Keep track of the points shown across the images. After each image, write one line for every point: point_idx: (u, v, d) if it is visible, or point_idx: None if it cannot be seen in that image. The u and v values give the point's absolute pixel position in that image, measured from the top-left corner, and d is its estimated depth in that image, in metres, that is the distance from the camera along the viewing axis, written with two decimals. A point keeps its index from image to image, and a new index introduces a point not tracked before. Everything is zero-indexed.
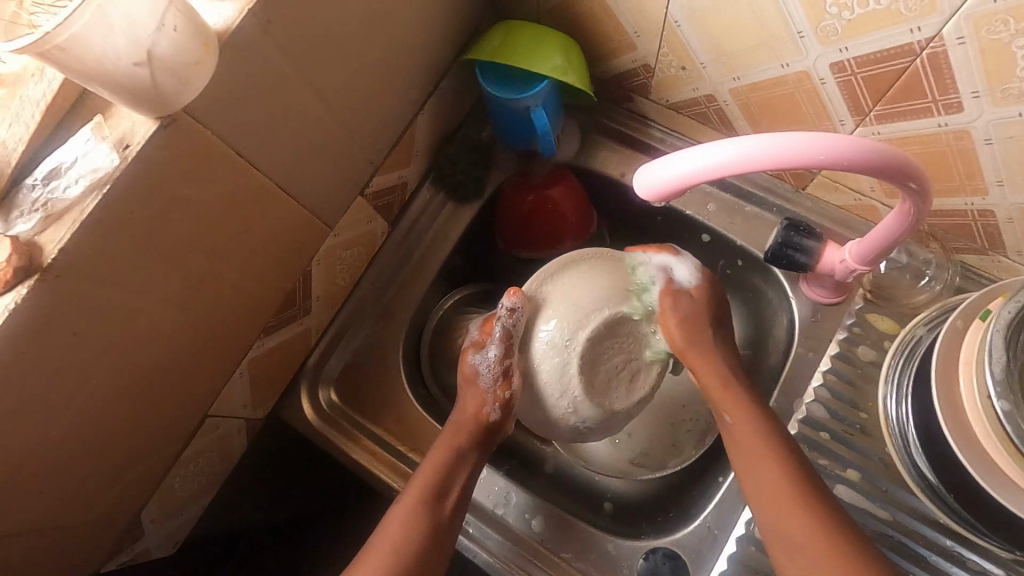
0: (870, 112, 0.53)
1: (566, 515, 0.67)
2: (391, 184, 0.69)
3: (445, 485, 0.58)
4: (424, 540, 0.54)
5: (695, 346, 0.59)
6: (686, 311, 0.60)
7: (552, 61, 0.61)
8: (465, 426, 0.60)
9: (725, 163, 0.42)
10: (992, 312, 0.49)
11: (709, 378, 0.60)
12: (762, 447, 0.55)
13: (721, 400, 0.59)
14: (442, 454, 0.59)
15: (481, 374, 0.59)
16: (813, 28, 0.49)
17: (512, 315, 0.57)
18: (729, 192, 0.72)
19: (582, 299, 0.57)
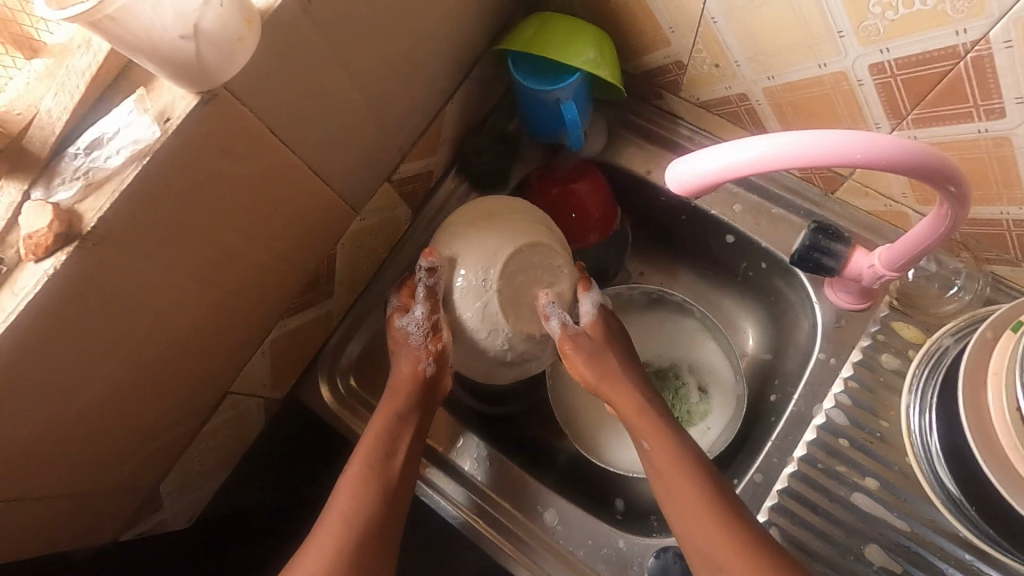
0: (907, 116, 0.52)
1: (515, 470, 0.68)
2: (417, 171, 0.69)
3: (394, 449, 0.62)
4: (376, 503, 0.60)
5: (600, 380, 0.67)
6: (588, 352, 0.67)
7: (585, 55, 0.61)
8: (405, 385, 0.65)
9: (760, 160, 0.42)
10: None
11: (620, 403, 0.66)
12: (675, 469, 0.60)
13: (639, 426, 0.64)
14: (386, 421, 0.63)
15: (410, 333, 0.66)
16: (855, 27, 0.48)
17: (431, 273, 0.63)
18: (755, 193, 0.71)
19: (498, 243, 0.62)
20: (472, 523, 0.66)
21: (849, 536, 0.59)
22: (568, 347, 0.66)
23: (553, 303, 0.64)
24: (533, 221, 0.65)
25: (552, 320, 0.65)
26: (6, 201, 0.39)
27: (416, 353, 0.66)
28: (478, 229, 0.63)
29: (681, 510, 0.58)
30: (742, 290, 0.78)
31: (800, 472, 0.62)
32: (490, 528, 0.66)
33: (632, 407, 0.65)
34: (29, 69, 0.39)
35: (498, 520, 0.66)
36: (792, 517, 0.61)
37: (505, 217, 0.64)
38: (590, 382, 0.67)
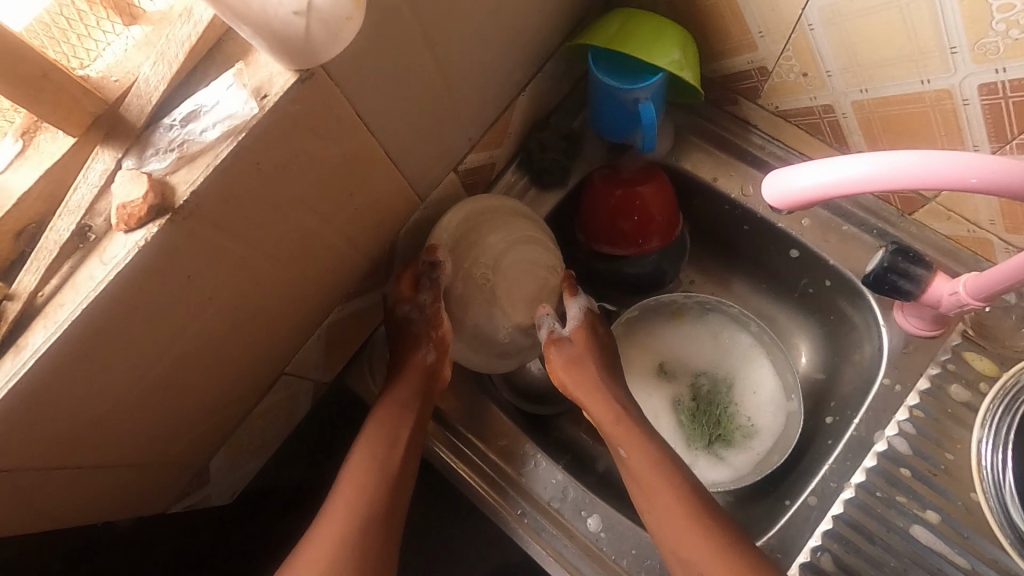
0: (1012, 140, 0.50)
1: (520, 441, 0.68)
2: (482, 163, 0.68)
3: (393, 440, 0.63)
4: (377, 493, 0.61)
5: (579, 385, 0.67)
6: (567, 360, 0.68)
7: (670, 55, 0.59)
8: (406, 373, 0.65)
9: (864, 177, 0.41)
10: None
11: (597, 409, 0.66)
12: (652, 476, 0.61)
13: (617, 434, 0.65)
14: (390, 412, 0.64)
15: (411, 320, 0.67)
16: (972, 43, 0.46)
17: (431, 265, 0.64)
18: (827, 208, 0.68)
19: (497, 245, 0.64)
20: (475, 487, 0.66)
21: (908, 569, 0.57)
22: (552, 356, 0.68)
23: (548, 314, 0.68)
24: (527, 221, 0.66)
25: (544, 327, 0.68)
26: (99, 169, 0.38)
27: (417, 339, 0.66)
28: (480, 233, 0.64)
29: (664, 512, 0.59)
30: (799, 307, 0.76)
31: (857, 499, 0.60)
32: (495, 494, 0.66)
33: (603, 408, 0.66)
34: (127, 36, 0.38)
35: (521, 505, 0.65)
36: (846, 544, 0.59)
37: (501, 218, 0.65)
38: (568, 386, 0.68)
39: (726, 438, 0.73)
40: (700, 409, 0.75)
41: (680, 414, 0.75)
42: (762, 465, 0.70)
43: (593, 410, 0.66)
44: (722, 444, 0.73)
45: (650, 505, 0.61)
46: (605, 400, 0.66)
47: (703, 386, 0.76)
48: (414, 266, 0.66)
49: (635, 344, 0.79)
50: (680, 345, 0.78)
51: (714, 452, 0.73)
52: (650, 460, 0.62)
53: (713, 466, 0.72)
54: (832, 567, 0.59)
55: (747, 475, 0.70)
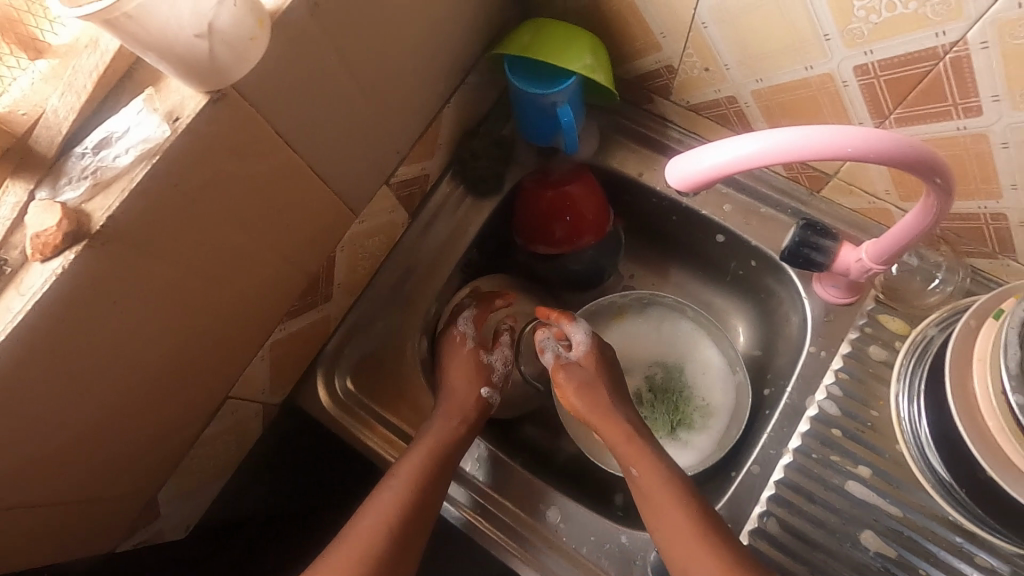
0: (890, 115, 0.54)
1: (516, 470, 0.69)
2: (414, 175, 0.71)
3: (418, 477, 0.64)
4: (387, 544, 0.61)
5: (590, 407, 0.70)
6: (575, 378, 0.72)
7: (583, 59, 0.62)
8: (450, 401, 0.70)
9: (759, 154, 0.43)
10: (993, 346, 0.50)
11: (608, 431, 0.68)
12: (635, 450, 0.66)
13: (628, 453, 0.66)
14: (417, 461, 0.64)
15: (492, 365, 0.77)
16: (841, 30, 0.50)
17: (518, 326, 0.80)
18: (744, 193, 0.73)
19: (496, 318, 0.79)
20: (472, 522, 0.67)
21: (845, 523, 0.61)
22: (559, 376, 0.73)
23: (549, 337, 0.76)
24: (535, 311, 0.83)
25: (549, 351, 0.75)
26: (11, 201, 0.38)
27: (468, 367, 0.74)
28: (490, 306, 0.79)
29: (665, 530, 0.60)
30: (732, 289, 0.80)
31: (797, 463, 0.64)
32: (487, 523, 0.67)
33: (613, 429, 0.68)
34: (33, 70, 0.38)
35: (507, 523, 0.66)
36: (789, 507, 0.63)
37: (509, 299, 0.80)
38: (580, 409, 0.71)
39: (685, 422, 0.76)
40: (655, 398, 0.78)
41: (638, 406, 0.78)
42: (723, 441, 0.73)
43: (601, 432, 0.69)
44: (682, 426, 0.75)
45: (663, 499, 0.62)
46: (608, 419, 0.69)
47: (656, 376, 0.79)
48: (490, 304, 0.77)
49: None
50: (629, 342, 0.81)
51: (676, 437, 0.75)
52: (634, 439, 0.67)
53: (678, 451, 0.74)
54: (778, 529, 0.62)
55: (713, 454, 0.72)
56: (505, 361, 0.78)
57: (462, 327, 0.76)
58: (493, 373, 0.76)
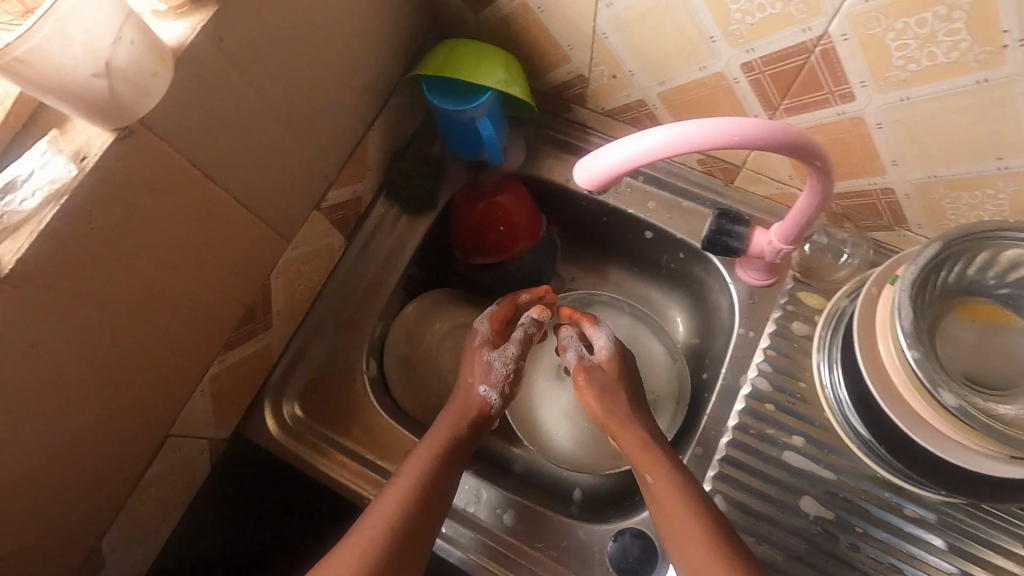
0: (779, 106, 0.58)
1: (528, 508, 0.69)
2: (346, 198, 0.72)
3: (421, 472, 0.62)
4: (388, 543, 0.58)
5: (608, 415, 0.69)
6: (595, 382, 0.70)
7: (495, 75, 0.65)
8: (460, 399, 0.69)
9: (656, 148, 0.46)
10: (890, 308, 0.53)
11: (626, 441, 0.66)
12: (644, 454, 0.64)
13: (643, 461, 0.64)
14: (421, 460, 0.63)
15: (492, 367, 0.71)
16: (723, 32, 0.54)
17: (535, 322, 0.73)
18: (665, 190, 0.77)
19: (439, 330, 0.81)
20: (484, 566, 0.65)
21: (786, 492, 0.64)
22: (579, 378, 0.71)
23: (572, 338, 0.75)
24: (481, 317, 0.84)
25: (571, 351, 0.74)
26: None
27: (478, 365, 0.70)
28: (432, 319, 0.81)
29: (673, 530, 0.59)
30: (667, 282, 0.84)
31: (736, 441, 0.67)
32: (498, 564, 0.65)
33: (629, 436, 0.66)
34: None
35: (520, 565, 0.65)
36: (733, 483, 0.65)
37: (449, 309, 0.82)
38: (598, 414, 0.69)
39: None
40: None
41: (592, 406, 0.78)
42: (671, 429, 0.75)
43: (620, 442, 0.67)
44: None
45: (669, 501, 0.60)
46: (627, 429, 0.67)
47: None
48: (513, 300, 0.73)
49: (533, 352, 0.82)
50: None
51: None
52: (641, 445, 0.65)
53: None
54: (725, 507, 0.64)
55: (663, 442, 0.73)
56: (508, 361, 0.71)
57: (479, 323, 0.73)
58: (493, 372, 0.70)
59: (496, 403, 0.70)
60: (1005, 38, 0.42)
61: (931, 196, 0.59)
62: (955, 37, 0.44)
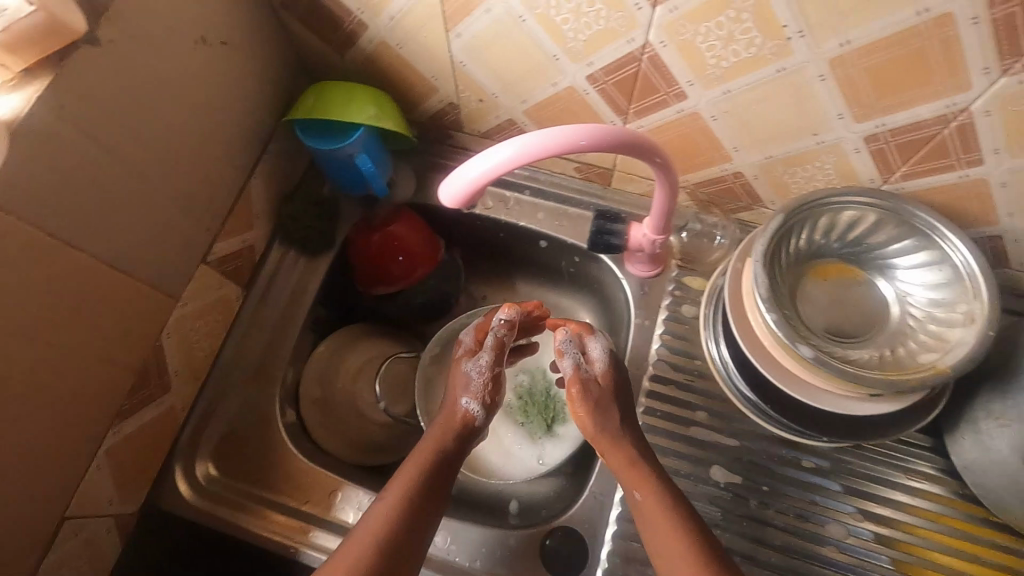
0: (628, 110, 0.63)
1: (507, 543, 0.68)
2: (237, 248, 0.71)
3: (408, 486, 0.60)
4: (371, 561, 0.55)
5: (600, 431, 0.65)
6: (582, 395, 0.67)
7: (366, 111, 0.68)
8: (444, 414, 0.69)
9: (512, 158, 0.49)
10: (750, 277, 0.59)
11: (617, 461, 0.63)
12: (633, 472, 0.61)
13: (630, 478, 0.61)
14: (408, 474, 0.62)
15: (471, 378, 0.71)
16: (563, 50, 0.59)
17: (506, 326, 0.72)
18: (551, 199, 0.81)
19: (354, 364, 0.80)
20: None
21: (696, 465, 0.68)
22: (570, 388, 0.69)
23: (569, 344, 0.71)
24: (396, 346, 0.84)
25: (567, 358, 0.70)
26: None
27: (461, 378, 0.71)
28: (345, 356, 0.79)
29: (658, 540, 0.58)
30: (571, 286, 0.87)
31: (646, 424, 0.70)
32: None
33: (615, 452, 0.63)
34: None
35: None
36: None
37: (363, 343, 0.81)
38: (589, 430, 0.66)
39: (558, 417, 0.80)
40: (527, 404, 0.81)
41: (512, 416, 0.81)
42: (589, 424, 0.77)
43: (606, 457, 0.64)
44: (556, 421, 0.79)
45: (662, 528, 0.58)
46: (615, 444, 0.63)
47: (524, 383, 0.83)
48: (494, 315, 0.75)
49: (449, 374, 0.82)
50: None
51: (553, 433, 0.79)
52: (627, 462, 0.62)
53: (556, 445, 0.78)
54: None
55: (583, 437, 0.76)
56: (483, 371, 0.71)
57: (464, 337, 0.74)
58: (472, 384, 0.70)
59: (482, 417, 0.69)
60: (787, 31, 0.49)
61: (773, 174, 0.65)
62: (749, 35, 0.50)
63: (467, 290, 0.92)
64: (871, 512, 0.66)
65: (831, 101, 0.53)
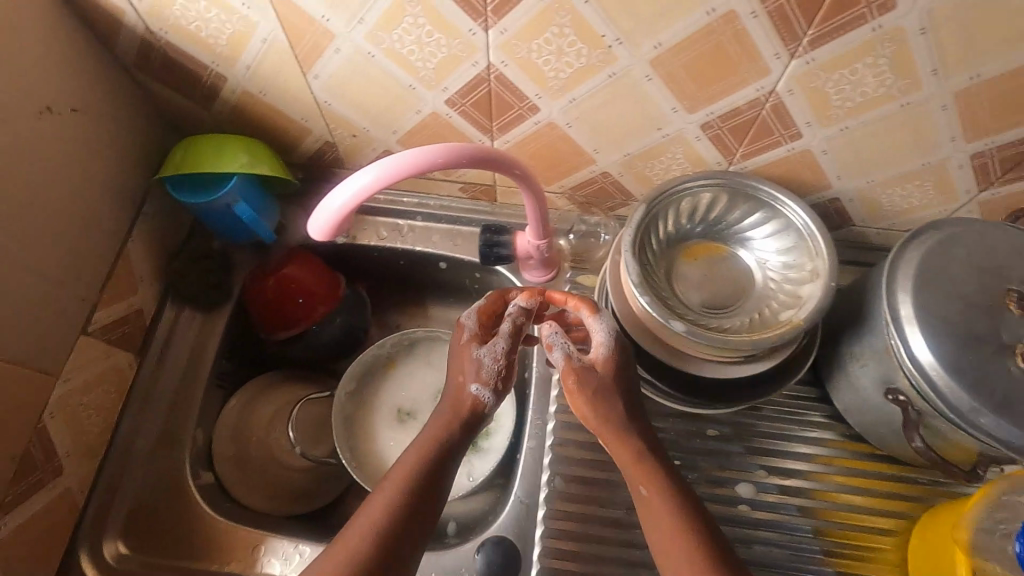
0: (492, 128, 0.67)
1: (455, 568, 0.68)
2: (121, 314, 0.70)
3: (401, 483, 0.56)
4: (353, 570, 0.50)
5: (603, 422, 0.60)
6: (581, 386, 0.61)
7: (237, 158, 0.68)
8: (448, 397, 0.63)
9: (377, 180, 0.51)
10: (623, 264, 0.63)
11: (615, 450, 0.60)
12: (640, 469, 0.58)
13: (634, 473, 0.58)
14: (402, 470, 0.57)
15: (483, 363, 0.62)
16: (416, 79, 0.62)
17: (521, 312, 0.64)
18: (443, 221, 0.83)
19: (267, 413, 0.78)
20: None
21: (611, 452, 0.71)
22: (567, 378, 0.62)
23: (557, 334, 0.64)
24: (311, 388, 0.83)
25: (557, 350, 0.63)
26: None
27: (464, 365, 0.63)
28: (257, 408, 0.78)
29: (658, 538, 0.55)
30: (479, 302, 0.89)
31: (560, 421, 0.73)
32: None
33: (621, 446, 0.59)
34: None
35: None
36: (565, 461, 0.71)
37: (274, 390, 0.80)
38: (591, 420, 0.61)
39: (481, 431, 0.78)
40: None
41: None
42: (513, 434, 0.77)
43: (610, 449, 0.60)
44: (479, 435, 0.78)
45: (665, 529, 0.54)
46: (621, 440, 0.59)
47: None
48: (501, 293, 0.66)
49: (366, 408, 0.82)
50: (407, 385, 0.84)
51: (477, 447, 0.78)
52: (631, 459, 0.59)
53: (482, 460, 0.77)
54: (565, 484, 0.70)
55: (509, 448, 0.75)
56: (497, 356, 0.63)
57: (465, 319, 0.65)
58: (484, 369, 0.62)
59: (491, 402, 0.62)
60: (607, 41, 0.54)
61: (635, 169, 0.70)
62: (576, 47, 0.55)
63: (380, 321, 0.92)
64: (784, 467, 0.70)
65: (663, 98, 0.59)
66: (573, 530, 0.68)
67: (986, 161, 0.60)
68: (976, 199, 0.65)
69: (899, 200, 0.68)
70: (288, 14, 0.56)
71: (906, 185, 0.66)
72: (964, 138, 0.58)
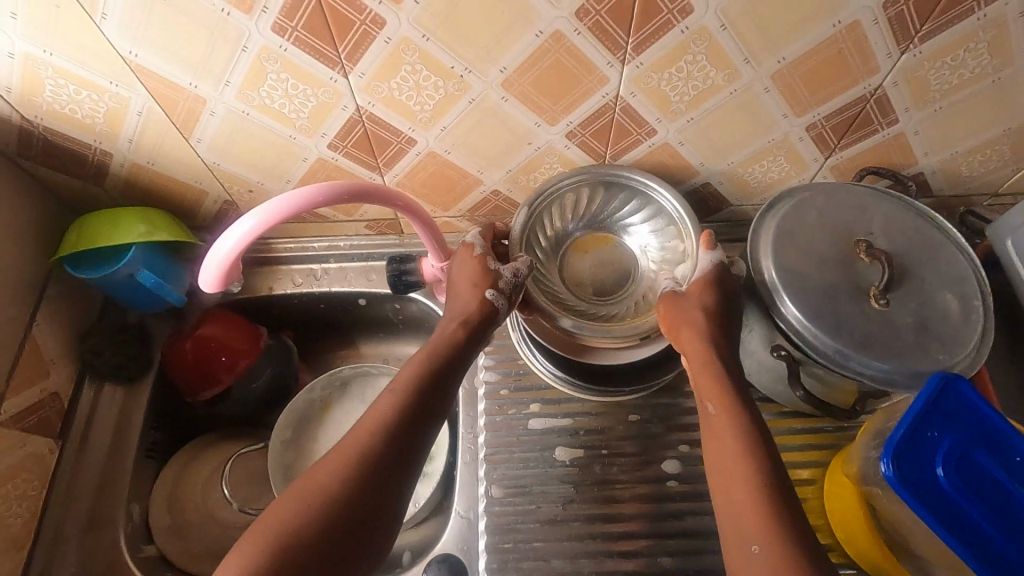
0: (378, 164, 0.71)
1: None
2: (33, 400, 0.69)
3: (412, 386, 0.58)
4: (359, 468, 0.52)
5: (680, 341, 0.64)
6: (671, 309, 0.66)
7: (134, 229, 0.70)
8: (454, 297, 0.66)
9: (258, 225, 0.53)
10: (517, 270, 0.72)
11: (696, 366, 0.62)
12: (717, 392, 0.59)
13: (706, 390, 0.60)
14: (410, 372, 0.60)
15: (501, 270, 0.66)
16: (295, 130, 0.65)
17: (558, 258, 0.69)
18: (356, 260, 0.85)
19: (200, 479, 0.78)
20: None
21: (541, 450, 0.74)
22: (662, 304, 0.67)
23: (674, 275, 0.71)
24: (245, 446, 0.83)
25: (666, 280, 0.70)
26: None
27: (474, 273, 0.66)
28: (189, 474, 0.78)
29: (716, 462, 0.56)
30: (406, 331, 0.92)
31: (489, 432, 0.75)
32: None
33: (702, 369, 0.61)
34: None
35: None
36: (498, 468, 0.73)
37: (207, 453, 0.80)
38: (672, 335, 0.65)
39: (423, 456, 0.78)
40: None
41: None
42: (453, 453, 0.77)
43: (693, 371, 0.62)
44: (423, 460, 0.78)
45: (729, 459, 0.54)
46: (706, 360, 0.61)
47: None
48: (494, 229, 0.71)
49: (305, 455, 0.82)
50: (343, 425, 0.84)
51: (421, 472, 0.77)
52: (712, 385, 0.59)
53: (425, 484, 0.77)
54: (501, 490, 0.72)
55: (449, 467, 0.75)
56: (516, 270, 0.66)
57: (472, 240, 0.69)
58: (502, 278, 0.66)
59: (503, 308, 0.65)
60: (456, 71, 0.58)
61: (520, 183, 0.75)
62: (431, 80, 0.59)
63: (311, 367, 0.93)
64: None
65: (523, 115, 0.64)
66: (514, 533, 0.70)
67: (821, 131, 0.67)
68: (826, 165, 0.72)
69: (762, 176, 0.74)
70: (158, 86, 0.60)
71: (763, 163, 0.72)
72: (794, 113, 0.64)
